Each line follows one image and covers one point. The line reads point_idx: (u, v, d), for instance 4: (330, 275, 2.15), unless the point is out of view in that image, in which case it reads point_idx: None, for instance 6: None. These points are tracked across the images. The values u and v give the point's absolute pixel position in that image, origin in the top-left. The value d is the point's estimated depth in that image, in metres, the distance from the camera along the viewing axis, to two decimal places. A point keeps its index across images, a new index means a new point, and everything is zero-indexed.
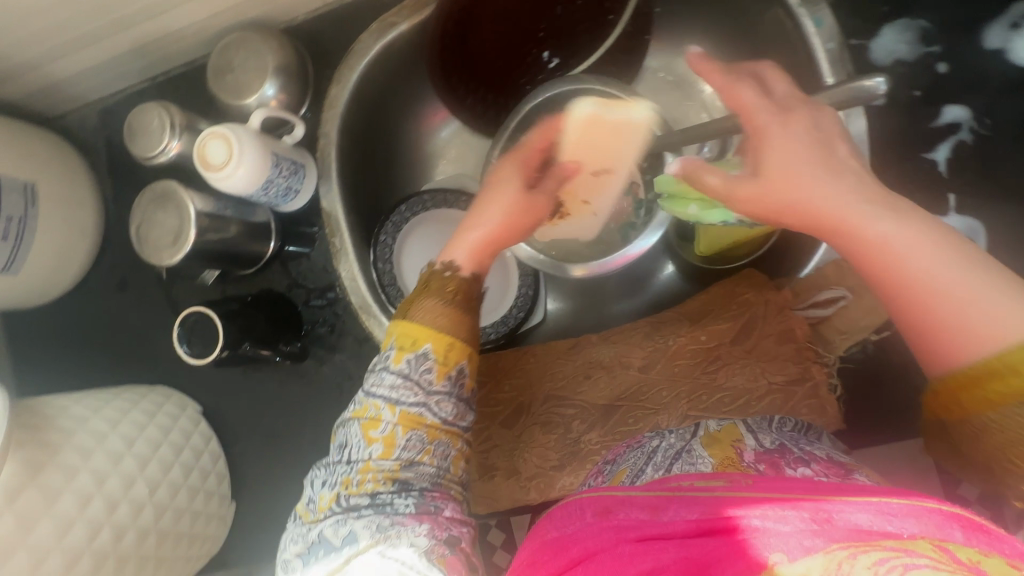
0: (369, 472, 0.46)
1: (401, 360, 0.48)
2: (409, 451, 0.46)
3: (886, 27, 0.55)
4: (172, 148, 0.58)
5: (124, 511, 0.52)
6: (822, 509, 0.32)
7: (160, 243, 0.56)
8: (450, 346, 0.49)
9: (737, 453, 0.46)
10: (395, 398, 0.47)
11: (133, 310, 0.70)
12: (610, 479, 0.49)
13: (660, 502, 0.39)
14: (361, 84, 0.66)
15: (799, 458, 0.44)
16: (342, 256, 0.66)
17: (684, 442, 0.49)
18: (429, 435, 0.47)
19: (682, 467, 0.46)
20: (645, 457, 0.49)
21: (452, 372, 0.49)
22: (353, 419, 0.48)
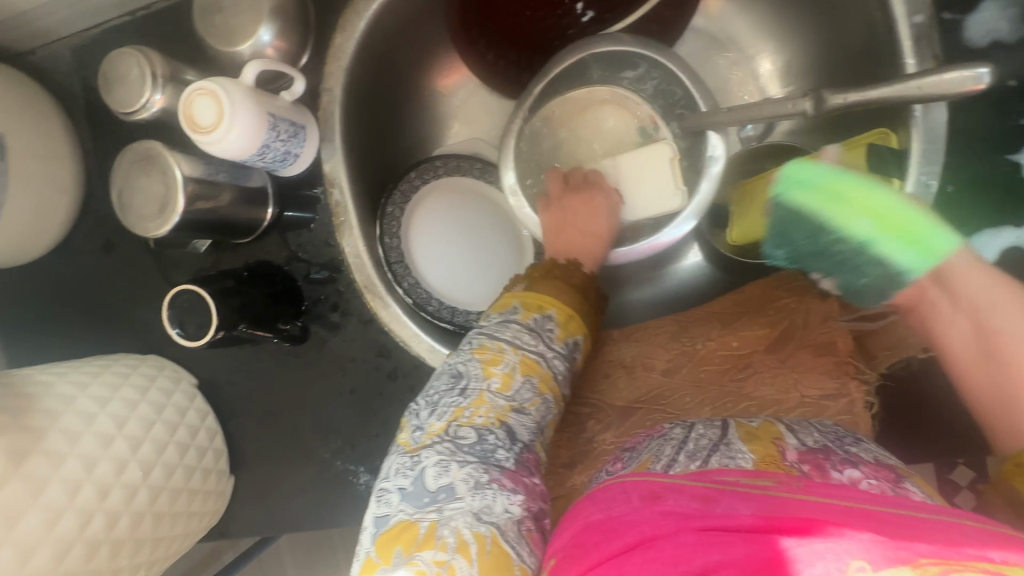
0: (483, 406, 0.45)
1: (528, 317, 0.49)
2: (523, 393, 0.46)
3: (987, 1, 0.47)
4: (155, 102, 0.51)
5: (116, 496, 0.51)
6: (910, 525, 0.27)
7: (146, 212, 0.51)
8: (570, 318, 0.51)
9: (778, 451, 0.41)
10: (518, 342, 0.47)
11: (121, 275, 0.66)
12: (632, 467, 0.44)
13: (713, 493, 0.32)
14: (369, 33, 0.58)
15: (843, 461, 0.40)
16: (346, 230, 0.61)
17: (719, 435, 0.44)
18: (540, 385, 0.47)
19: (720, 460, 0.41)
20: (676, 446, 0.44)
21: (568, 339, 0.51)
22: (473, 349, 0.48)
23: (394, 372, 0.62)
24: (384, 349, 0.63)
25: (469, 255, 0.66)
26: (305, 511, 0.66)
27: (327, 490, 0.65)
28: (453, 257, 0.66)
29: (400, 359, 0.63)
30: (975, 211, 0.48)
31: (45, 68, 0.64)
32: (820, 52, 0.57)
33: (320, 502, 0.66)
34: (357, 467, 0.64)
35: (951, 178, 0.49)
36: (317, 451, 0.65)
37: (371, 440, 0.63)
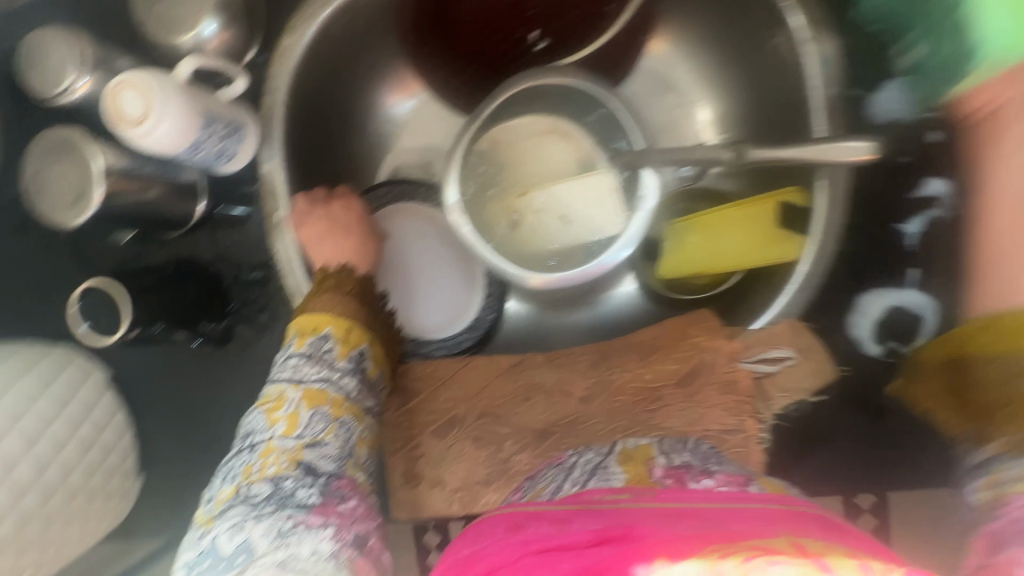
0: (271, 454, 0.46)
1: (304, 344, 0.52)
2: (310, 430, 0.48)
3: (892, 80, 0.53)
4: (80, 87, 0.49)
5: (3, 496, 0.48)
6: (717, 529, 0.33)
7: (59, 201, 0.49)
8: (350, 331, 0.53)
9: (647, 470, 0.44)
10: (300, 378, 0.50)
11: (31, 258, 0.62)
12: (528, 496, 0.48)
13: (567, 517, 0.38)
14: (320, 39, 0.58)
15: (704, 472, 0.43)
16: (279, 233, 0.59)
17: (603, 457, 0.48)
18: (331, 411, 0.49)
19: (595, 483, 0.44)
20: (563, 477, 0.47)
21: (352, 353, 0.53)
22: (258, 404, 0.49)
23: None
24: None
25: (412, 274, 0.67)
26: None
27: None
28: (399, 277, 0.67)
29: None
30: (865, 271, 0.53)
31: None
32: (748, 108, 0.61)
33: None
34: None
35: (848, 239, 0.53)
36: None
37: None
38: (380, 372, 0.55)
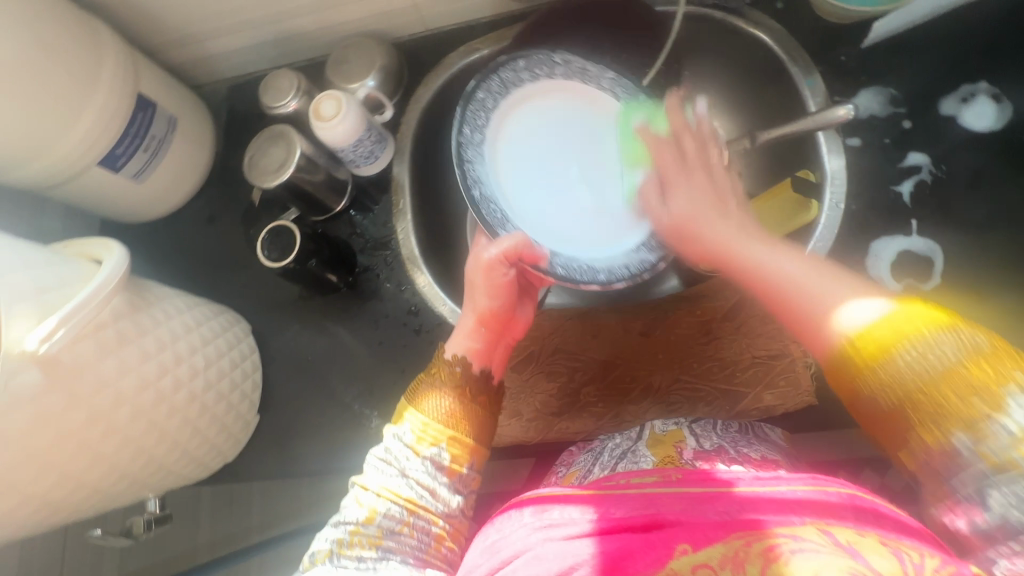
0: (358, 534, 0.50)
1: (423, 452, 0.54)
2: (387, 519, 0.50)
3: (862, 90, 0.69)
4: (292, 105, 0.73)
5: (184, 369, 0.61)
6: (733, 503, 0.42)
7: (267, 169, 0.71)
8: (456, 437, 0.55)
9: (676, 452, 0.53)
10: (407, 472, 0.53)
11: (214, 239, 0.83)
12: (564, 477, 0.57)
13: (594, 499, 0.46)
14: (442, 88, 0.82)
15: (732, 459, 0.51)
16: (401, 216, 0.77)
17: (631, 443, 0.57)
18: (431, 520, 0.52)
19: (625, 464, 0.53)
20: (594, 461, 0.57)
21: (429, 453, 0.54)
22: (353, 483, 0.54)
23: (419, 328, 0.75)
24: (414, 309, 0.75)
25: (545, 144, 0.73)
26: (316, 452, 0.73)
27: (343, 433, 0.73)
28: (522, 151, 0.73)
29: (425, 319, 0.75)
30: (874, 224, 0.65)
31: (205, 96, 0.90)
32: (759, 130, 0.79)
33: (331, 444, 0.73)
34: (370, 411, 0.73)
35: (853, 201, 0.66)
36: (337, 396, 0.75)
37: (387, 387, 0.73)
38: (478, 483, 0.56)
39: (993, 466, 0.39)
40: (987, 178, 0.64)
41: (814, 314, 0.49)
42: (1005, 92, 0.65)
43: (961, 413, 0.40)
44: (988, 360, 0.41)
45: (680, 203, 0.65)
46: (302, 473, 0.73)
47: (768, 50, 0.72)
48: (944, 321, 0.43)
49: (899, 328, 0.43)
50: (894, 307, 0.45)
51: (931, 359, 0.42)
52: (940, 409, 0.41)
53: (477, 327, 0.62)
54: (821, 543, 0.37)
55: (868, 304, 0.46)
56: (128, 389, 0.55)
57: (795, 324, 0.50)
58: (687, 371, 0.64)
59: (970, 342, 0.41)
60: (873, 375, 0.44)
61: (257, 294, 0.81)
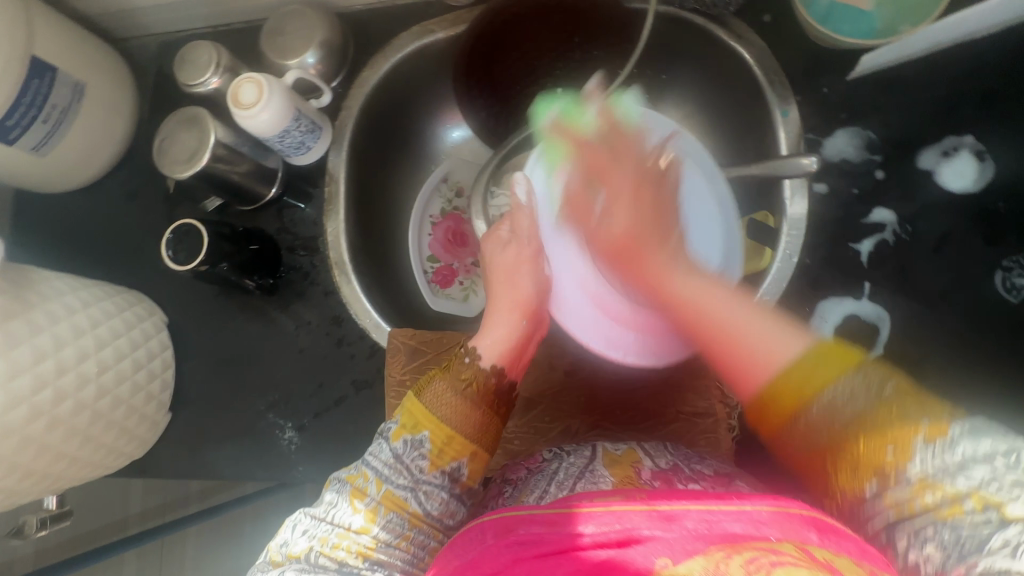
0: (346, 539, 0.47)
1: (434, 470, 0.51)
2: (387, 531, 0.48)
3: (840, 130, 0.62)
4: (212, 83, 0.65)
5: (71, 379, 0.56)
6: (710, 518, 0.37)
7: (179, 158, 0.64)
8: (449, 443, 0.52)
9: (635, 472, 0.51)
10: (387, 476, 0.50)
11: (134, 218, 0.77)
12: (512, 499, 0.52)
13: (556, 515, 0.42)
14: (390, 73, 0.74)
15: (688, 477, 0.51)
16: (332, 215, 0.72)
17: (586, 462, 0.54)
18: (410, 521, 0.49)
19: (585, 485, 0.50)
20: (549, 479, 0.52)
21: (446, 466, 0.51)
22: (347, 479, 0.51)
23: (341, 339, 0.71)
24: (338, 318, 0.71)
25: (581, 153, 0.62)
26: (228, 457, 0.71)
27: (255, 441, 0.71)
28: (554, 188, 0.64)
29: (350, 329, 0.71)
30: (825, 282, 0.61)
31: (130, 51, 0.80)
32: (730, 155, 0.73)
33: (243, 450, 0.71)
34: (285, 421, 0.70)
35: (808, 254, 0.61)
36: (254, 401, 0.72)
37: (305, 398, 0.70)
38: (473, 486, 0.53)
39: (956, 513, 0.34)
40: (953, 244, 0.59)
41: (748, 355, 0.46)
42: (990, 150, 0.60)
43: (884, 459, 0.37)
44: (899, 406, 0.38)
45: (620, 214, 0.58)
46: (213, 476, 0.71)
47: (747, 69, 0.64)
48: (844, 368, 0.41)
49: (800, 381, 0.42)
50: (810, 347, 0.43)
51: (841, 411, 0.40)
52: (858, 453, 0.38)
53: (520, 320, 0.59)
54: (798, 560, 0.32)
55: (785, 342, 0.44)
56: None
57: (728, 367, 0.47)
58: (607, 418, 0.61)
59: (845, 376, 0.40)
60: (784, 429, 0.43)
61: (177, 283, 0.76)
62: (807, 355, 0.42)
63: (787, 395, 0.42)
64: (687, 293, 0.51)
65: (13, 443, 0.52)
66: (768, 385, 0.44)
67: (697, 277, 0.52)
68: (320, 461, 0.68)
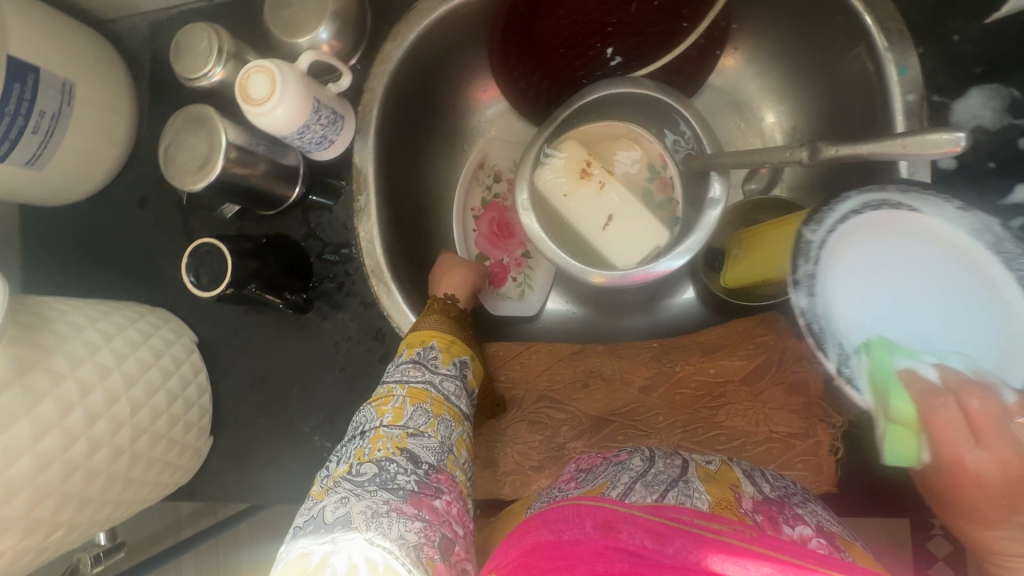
0: (380, 440, 0.46)
1: (448, 362, 0.53)
2: (414, 419, 0.48)
3: (973, 89, 0.51)
4: (215, 74, 0.56)
5: (103, 426, 0.51)
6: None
7: (187, 167, 0.56)
8: (453, 343, 0.55)
9: (735, 497, 0.44)
10: (406, 378, 0.51)
11: (149, 227, 0.71)
12: (587, 489, 0.46)
13: (668, 532, 0.35)
14: (416, 46, 0.64)
15: (796, 517, 0.44)
16: (364, 216, 0.64)
17: (677, 473, 0.46)
18: (434, 408, 0.49)
19: (676, 496, 0.42)
20: (633, 476, 0.46)
21: (456, 360, 0.54)
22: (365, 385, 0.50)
23: (385, 355, 0.65)
24: (380, 331, 0.65)
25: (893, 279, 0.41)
26: (276, 480, 0.68)
27: (305, 462, 0.67)
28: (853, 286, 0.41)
29: (393, 343, 0.65)
30: None
31: (120, 35, 0.71)
32: (821, 120, 0.62)
33: (292, 473, 0.67)
34: (334, 442, 0.66)
35: None
36: (299, 421, 0.67)
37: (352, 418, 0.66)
38: (476, 385, 0.56)
39: None
40: None
41: None
42: None
43: None
44: None
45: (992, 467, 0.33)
46: (263, 499, 0.68)
47: (855, 15, 0.53)
48: None
49: None
50: None
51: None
52: None
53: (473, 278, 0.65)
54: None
55: None
56: (25, 470, 0.45)
57: None
58: (688, 438, 0.55)
59: None
60: None
61: (202, 296, 0.70)
62: None
63: None
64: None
65: (52, 503, 0.48)
66: None
67: None
68: None
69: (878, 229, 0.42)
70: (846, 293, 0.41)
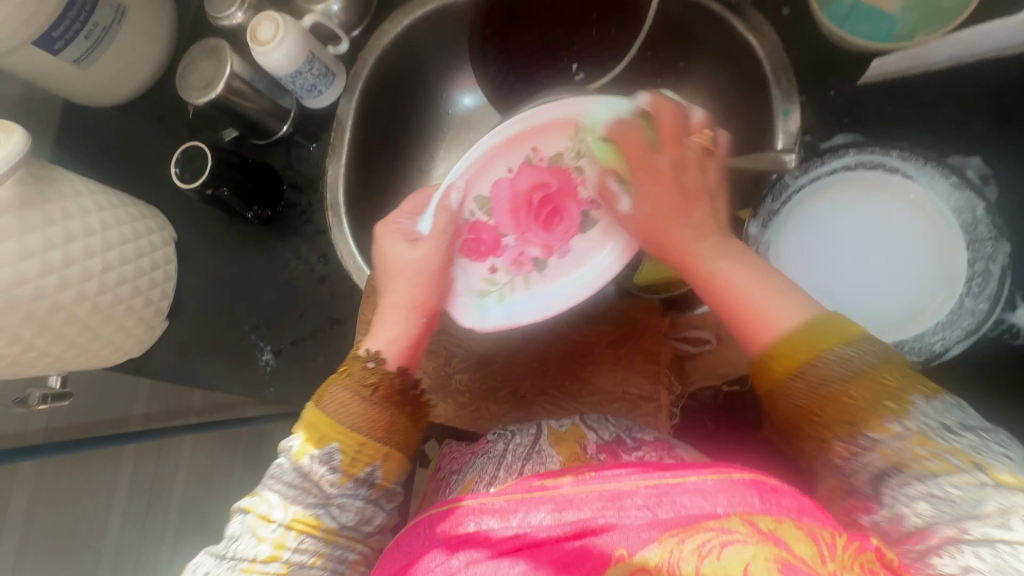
0: (250, 575, 0.47)
1: (347, 480, 0.51)
2: (300, 554, 0.48)
3: (839, 135, 0.62)
4: (236, 17, 0.70)
5: (75, 271, 0.62)
6: (659, 488, 0.39)
7: (195, 85, 0.69)
8: (359, 446, 0.52)
9: (581, 447, 0.53)
10: (294, 496, 0.50)
11: (162, 140, 0.84)
12: (461, 487, 0.53)
13: (510, 505, 0.42)
14: (409, 30, 0.76)
15: (632, 447, 0.53)
16: (333, 157, 0.75)
17: (533, 441, 0.55)
18: (325, 538, 0.50)
19: (531, 467, 0.51)
20: (497, 463, 0.53)
21: (360, 473, 0.52)
22: (248, 509, 0.50)
23: (325, 277, 0.76)
24: (325, 255, 0.77)
25: (870, 256, 0.58)
26: (210, 369, 0.77)
27: (240, 357, 0.77)
28: (833, 249, 0.58)
29: (335, 269, 0.76)
30: None
31: None
32: (732, 151, 0.72)
33: (225, 365, 0.77)
34: (267, 344, 0.76)
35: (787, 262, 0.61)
36: (241, 323, 0.77)
37: (286, 326, 0.76)
38: (389, 485, 0.54)
39: (902, 465, 0.39)
40: None
41: (752, 314, 0.47)
42: (995, 175, 0.58)
43: (856, 433, 0.41)
44: (896, 373, 0.41)
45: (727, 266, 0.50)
46: (197, 385, 0.78)
47: (756, 61, 0.64)
48: (839, 338, 0.43)
49: (811, 343, 0.43)
50: (803, 317, 0.45)
51: (849, 362, 0.42)
52: (827, 418, 0.42)
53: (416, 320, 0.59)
54: (746, 536, 0.35)
55: (793, 304, 0.46)
56: (5, 281, 0.56)
57: (736, 321, 0.48)
58: (556, 386, 0.64)
59: (848, 344, 0.43)
60: (779, 382, 0.44)
61: (188, 204, 0.82)
62: (806, 326, 0.44)
63: (791, 344, 0.44)
64: (726, 281, 0.49)
65: (18, 317, 0.58)
66: (779, 339, 0.44)
67: (723, 258, 0.50)
68: (298, 386, 0.75)
69: (826, 194, 0.59)
70: (800, 239, 0.59)
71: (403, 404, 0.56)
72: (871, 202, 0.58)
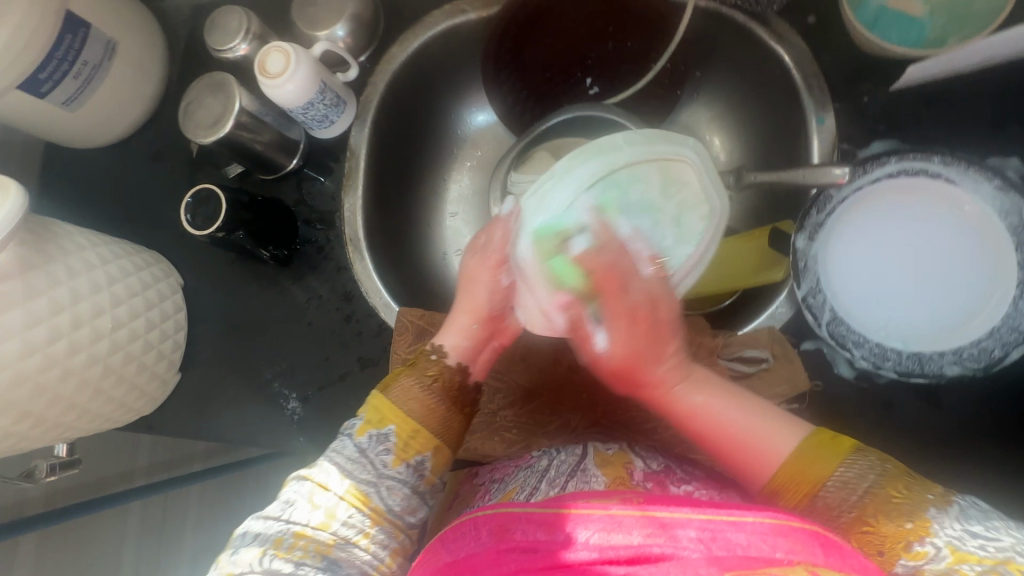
0: (302, 539, 0.45)
1: (398, 466, 0.51)
2: (347, 527, 0.47)
3: (876, 141, 0.61)
4: (240, 50, 0.66)
5: (85, 333, 0.57)
6: (712, 525, 0.36)
7: (202, 123, 0.65)
8: (414, 435, 0.53)
9: (628, 473, 0.50)
10: (350, 471, 0.50)
11: (159, 179, 0.78)
12: (500, 495, 0.52)
13: (556, 519, 0.39)
14: (418, 52, 0.73)
15: (682, 479, 0.50)
16: (350, 190, 0.72)
17: (578, 459, 0.52)
18: (370, 520, 0.48)
19: (575, 484, 0.48)
20: (540, 475, 0.52)
21: (412, 459, 0.52)
22: (306, 477, 0.50)
23: (350, 316, 0.73)
24: (349, 294, 0.73)
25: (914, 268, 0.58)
26: (230, 421, 0.73)
27: (262, 405, 0.72)
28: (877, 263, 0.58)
29: (359, 308, 0.73)
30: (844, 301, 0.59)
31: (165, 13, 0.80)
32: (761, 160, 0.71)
33: (247, 416, 0.72)
34: (291, 391, 0.72)
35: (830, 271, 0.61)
36: (262, 370, 0.73)
37: (311, 371, 0.72)
38: (434, 482, 0.53)
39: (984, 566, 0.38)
40: None
41: (751, 440, 0.49)
42: None
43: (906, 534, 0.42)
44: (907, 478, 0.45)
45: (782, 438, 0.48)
46: (217, 439, 0.73)
47: (785, 71, 0.63)
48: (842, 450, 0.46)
49: (803, 464, 0.46)
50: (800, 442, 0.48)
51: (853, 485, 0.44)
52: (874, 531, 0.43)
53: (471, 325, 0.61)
54: None
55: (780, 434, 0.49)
56: (11, 352, 0.51)
57: (736, 449, 0.50)
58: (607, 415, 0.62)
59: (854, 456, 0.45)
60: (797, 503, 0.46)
61: (194, 246, 0.77)
62: (808, 446, 0.47)
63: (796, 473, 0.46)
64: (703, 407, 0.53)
65: (27, 390, 0.53)
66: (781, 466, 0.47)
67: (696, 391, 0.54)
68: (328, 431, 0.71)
69: (868, 205, 0.58)
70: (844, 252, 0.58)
71: (459, 402, 0.58)
72: (915, 211, 0.57)
